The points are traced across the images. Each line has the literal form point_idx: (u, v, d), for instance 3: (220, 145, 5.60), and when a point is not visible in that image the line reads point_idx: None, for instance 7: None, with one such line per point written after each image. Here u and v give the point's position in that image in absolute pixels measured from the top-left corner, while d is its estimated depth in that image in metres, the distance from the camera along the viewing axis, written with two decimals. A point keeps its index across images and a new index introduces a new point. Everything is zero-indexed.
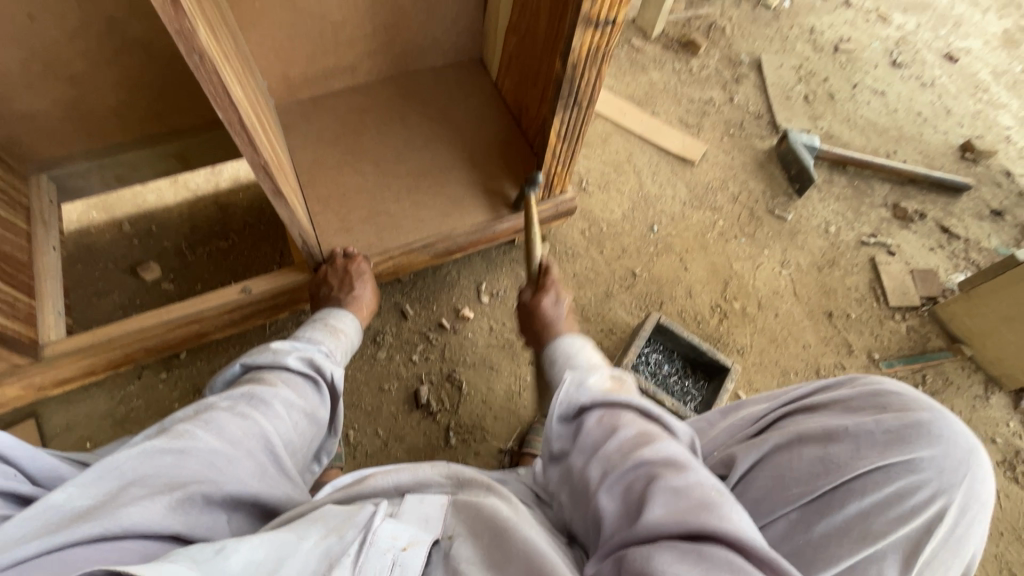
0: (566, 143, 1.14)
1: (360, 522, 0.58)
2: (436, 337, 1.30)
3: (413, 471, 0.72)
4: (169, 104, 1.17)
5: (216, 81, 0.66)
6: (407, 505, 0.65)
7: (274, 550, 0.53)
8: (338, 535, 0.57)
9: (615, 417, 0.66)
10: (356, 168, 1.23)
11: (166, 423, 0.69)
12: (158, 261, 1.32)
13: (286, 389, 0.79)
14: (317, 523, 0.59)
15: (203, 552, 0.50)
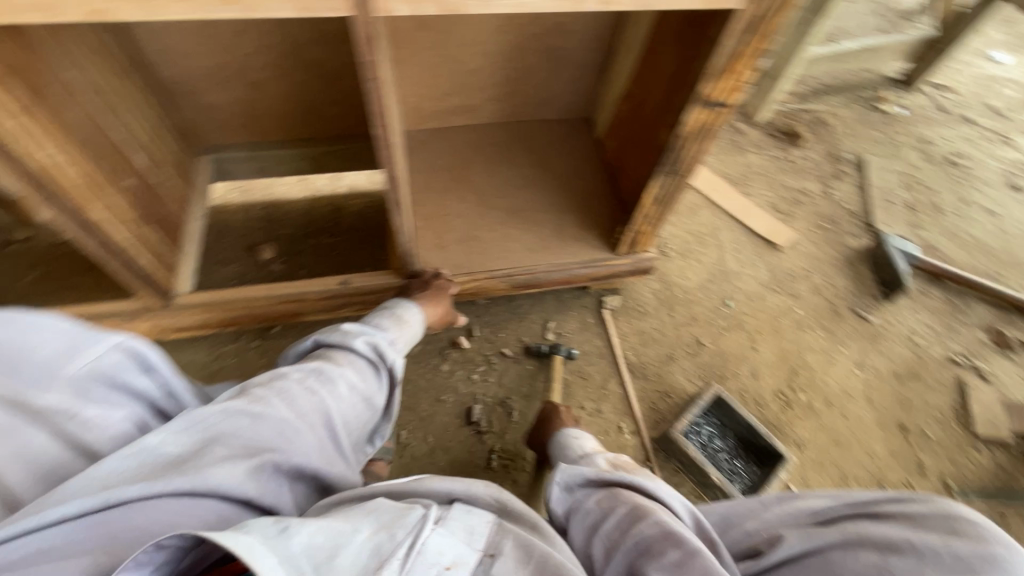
0: (658, 207, 1.20)
1: (410, 523, 0.59)
2: (498, 362, 1.36)
3: (465, 483, 0.71)
4: (319, 115, 1.37)
5: (381, 105, 0.80)
6: (455, 512, 0.64)
7: (328, 538, 0.55)
8: (388, 533, 0.57)
9: (610, 495, 0.76)
10: (460, 195, 1.36)
11: (244, 386, 0.74)
12: (274, 244, 1.49)
13: (349, 371, 0.82)
14: (370, 515, 0.60)
15: (271, 528, 0.54)
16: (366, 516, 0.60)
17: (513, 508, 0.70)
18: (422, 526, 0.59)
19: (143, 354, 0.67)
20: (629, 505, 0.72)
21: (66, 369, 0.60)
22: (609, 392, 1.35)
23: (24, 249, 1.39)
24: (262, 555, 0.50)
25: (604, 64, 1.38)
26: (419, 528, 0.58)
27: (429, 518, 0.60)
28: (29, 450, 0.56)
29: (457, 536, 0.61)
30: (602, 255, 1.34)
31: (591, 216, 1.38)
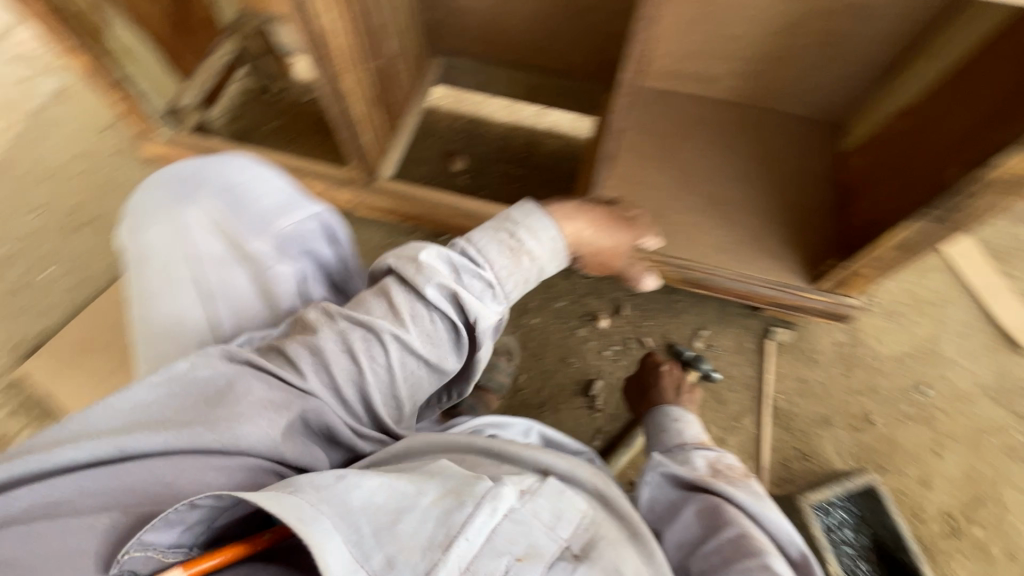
0: (898, 255, 0.99)
1: (480, 493, 0.56)
2: (635, 348, 1.29)
3: (563, 459, 0.66)
4: (554, 44, 1.34)
5: None
6: (547, 488, 0.61)
7: (390, 500, 0.55)
8: (455, 499, 0.55)
9: (715, 517, 0.65)
10: (662, 167, 1.26)
11: (296, 324, 0.70)
12: (467, 158, 1.54)
13: (399, 333, 0.67)
14: (435, 478, 0.59)
15: (327, 478, 0.56)
16: (432, 478, 0.58)
17: (613, 500, 0.64)
18: (499, 500, 0.56)
19: (330, 229, 0.77)
20: (732, 529, 0.63)
21: (276, 221, 0.71)
22: (740, 427, 1.22)
23: (274, 97, 1.59)
24: (315, 515, 0.52)
25: (891, 68, 1.15)
26: (490, 503, 0.55)
27: (504, 494, 0.57)
28: (232, 280, 0.72)
29: (538, 518, 0.57)
30: (796, 282, 1.16)
31: (799, 236, 1.20)
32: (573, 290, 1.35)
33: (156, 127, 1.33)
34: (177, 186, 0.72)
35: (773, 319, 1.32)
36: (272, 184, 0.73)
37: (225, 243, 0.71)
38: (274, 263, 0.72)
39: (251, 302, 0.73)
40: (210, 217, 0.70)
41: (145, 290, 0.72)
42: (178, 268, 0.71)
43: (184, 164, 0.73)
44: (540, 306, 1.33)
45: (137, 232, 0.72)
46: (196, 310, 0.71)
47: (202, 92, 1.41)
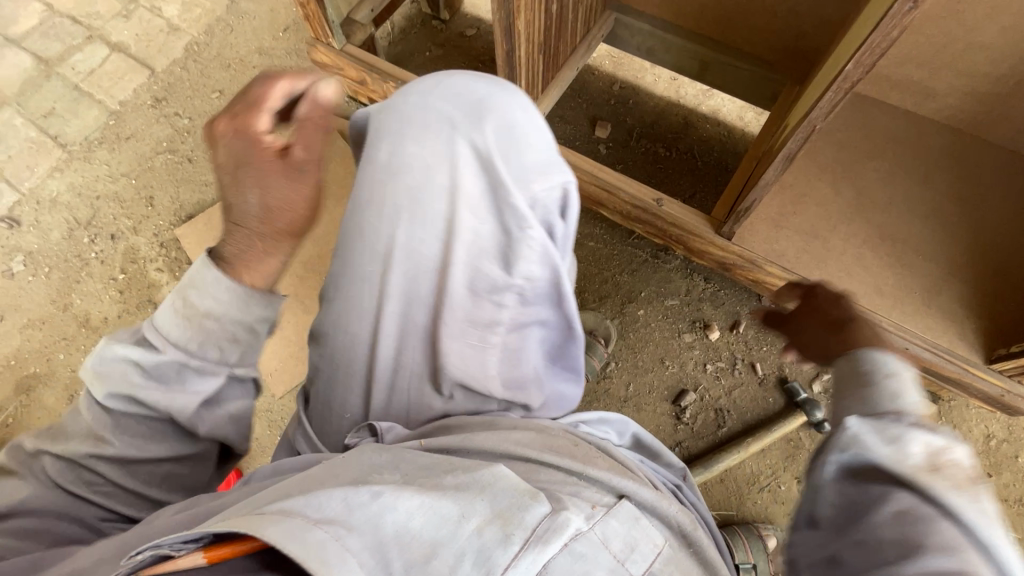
0: None
1: (529, 525, 0.47)
2: (742, 370, 1.18)
3: (646, 489, 0.59)
4: (746, 20, 1.19)
5: (886, 39, 0.59)
6: (621, 514, 0.54)
7: (427, 526, 0.46)
8: (503, 531, 0.47)
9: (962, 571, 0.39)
10: (836, 183, 1.09)
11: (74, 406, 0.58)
12: (612, 126, 1.44)
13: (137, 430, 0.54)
14: (483, 495, 0.50)
15: (360, 495, 0.47)
16: (473, 495, 0.49)
17: (698, 545, 0.59)
18: (555, 531, 0.48)
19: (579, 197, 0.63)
20: (950, 560, 0.39)
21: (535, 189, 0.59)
22: None
23: (438, 28, 1.60)
24: (345, 555, 0.41)
25: None
26: (540, 538, 0.47)
27: (560, 525, 0.49)
28: (478, 224, 0.60)
29: (604, 544, 0.50)
30: (965, 353, 0.98)
31: (988, 301, 1.00)
32: (689, 292, 1.25)
33: (328, 37, 1.32)
34: (458, 102, 0.62)
35: None
36: (546, 134, 0.64)
37: (485, 180, 0.60)
38: (531, 220, 0.59)
39: (488, 257, 0.61)
40: (483, 147, 0.60)
41: (379, 206, 0.61)
42: (414, 199, 0.60)
43: (466, 80, 0.63)
44: (650, 299, 1.25)
45: (393, 139, 0.62)
46: (432, 247, 0.61)
47: (372, 12, 1.39)
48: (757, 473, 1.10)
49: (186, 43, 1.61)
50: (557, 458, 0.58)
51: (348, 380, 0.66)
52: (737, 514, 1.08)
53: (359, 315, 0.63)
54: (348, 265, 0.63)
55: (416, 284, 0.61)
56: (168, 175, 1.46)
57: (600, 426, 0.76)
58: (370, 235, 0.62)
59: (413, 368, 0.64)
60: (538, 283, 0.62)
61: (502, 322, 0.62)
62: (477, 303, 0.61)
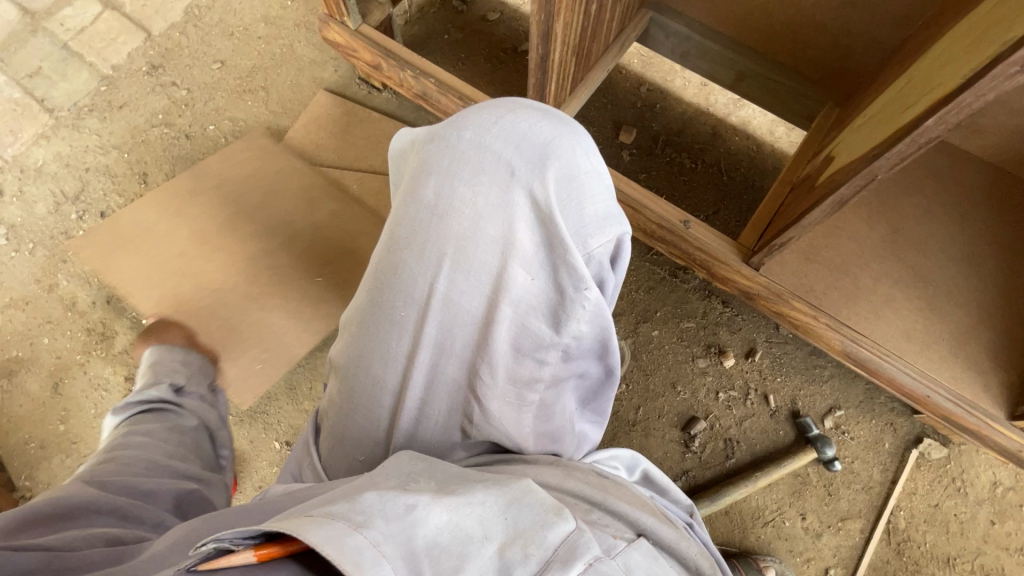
0: None
1: (548, 544, 0.45)
2: (754, 401, 1.15)
3: (667, 528, 0.57)
4: (792, 32, 1.12)
5: (979, 100, 0.54)
6: (641, 549, 0.52)
7: (454, 540, 0.45)
8: (522, 549, 0.44)
9: None
10: (871, 218, 1.04)
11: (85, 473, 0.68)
12: (637, 131, 1.37)
13: (137, 435, 0.78)
14: (515, 504, 0.48)
15: (396, 506, 0.45)
16: (498, 510, 0.47)
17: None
18: (575, 550, 0.45)
19: (626, 255, 0.64)
20: None
21: (596, 247, 0.60)
22: (843, 530, 1.07)
23: (459, 9, 1.50)
24: (379, 561, 0.40)
25: None
26: (560, 559, 0.44)
27: (580, 548, 0.45)
28: (531, 281, 0.58)
29: (628, 573, 0.48)
30: (987, 407, 0.95)
31: (1018, 353, 0.97)
32: (706, 315, 1.21)
33: (344, 15, 1.22)
34: (518, 148, 0.59)
35: (927, 428, 1.13)
36: (606, 189, 0.62)
37: (541, 236, 0.58)
38: (589, 280, 0.57)
39: (536, 315, 0.59)
40: (544, 202, 0.58)
41: (427, 249, 0.59)
42: (466, 249, 0.58)
43: (529, 123, 0.61)
44: (665, 320, 1.21)
45: (447, 179, 0.60)
46: (476, 298, 0.59)
47: None
48: (762, 507, 1.09)
49: (187, 6, 1.50)
50: (579, 487, 0.58)
51: (371, 419, 0.63)
52: (739, 549, 1.06)
53: (391, 358, 0.61)
54: (383, 305, 0.61)
55: (456, 332, 0.59)
56: (163, 150, 1.37)
57: (609, 463, 0.75)
58: (413, 276, 0.60)
59: (442, 416, 0.62)
60: (584, 341, 0.61)
61: (542, 378, 0.62)
62: (519, 360, 0.60)
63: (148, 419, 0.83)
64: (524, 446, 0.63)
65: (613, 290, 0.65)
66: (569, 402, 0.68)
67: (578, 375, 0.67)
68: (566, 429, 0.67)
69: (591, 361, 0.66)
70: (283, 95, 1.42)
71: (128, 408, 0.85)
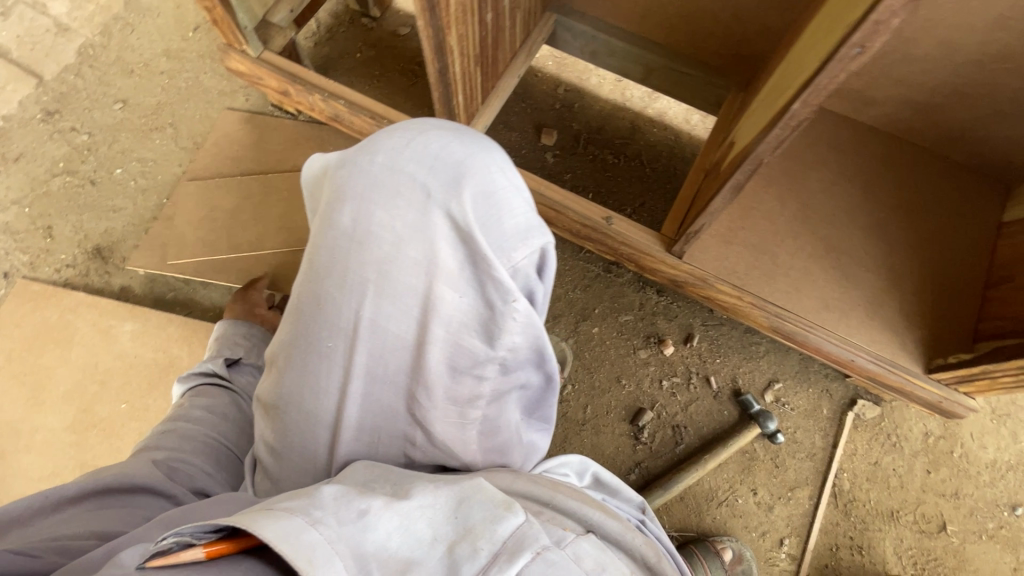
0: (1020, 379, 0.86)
1: (497, 537, 0.46)
2: (696, 384, 1.17)
3: (613, 521, 0.58)
4: (689, 24, 1.15)
5: (832, 82, 0.56)
6: (589, 541, 0.53)
7: (404, 544, 0.46)
8: (470, 545, 0.46)
9: None
10: (783, 196, 1.08)
11: (140, 450, 0.69)
12: (559, 133, 1.38)
13: (190, 413, 0.77)
14: (463, 503, 0.49)
15: (349, 510, 0.47)
16: (448, 511, 0.49)
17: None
18: (524, 542, 0.46)
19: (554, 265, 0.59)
20: None
21: (520, 258, 0.55)
22: (793, 499, 1.10)
23: (369, 26, 1.48)
24: (333, 556, 0.43)
25: None
26: (509, 551, 0.46)
27: (529, 540, 0.47)
28: (459, 299, 0.53)
29: (577, 562, 0.49)
30: (907, 365, 1.00)
31: (930, 310, 1.02)
32: (643, 306, 1.22)
33: (242, 43, 1.18)
34: (434, 167, 0.54)
35: (860, 390, 1.18)
36: (528, 204, 0.57)
37: (464, 253, 0.53)
38: (516, 292, 0.52)
39: (469, 332, 0.54)
40: (463, 220, 0.52)
41: (347, 277, 0.54)
42: (389, 277, 0.53)
43: (443, 142, 0.56)
44: (604, 316, 1.22)
45: (362, 203, 0.54)
46: (405, 322, 0.54)
47: (291, 13, 1.25)
48: (715, 488, 1.10)
49: (80, 46, 1.42)
50: (528, 488, 0.58)
51: (306, 461, 0.58)
52: (697, 533, 1.07)
53: (322, 391, 0.56)
54: (309, 336, 0.55)
55: (388, 361, 0.55)
56: (68, 200, 1.29)
57: (558, 471, 0.73)
58: (337, 306, 0.54)
59: (383, 442, 0.58)
60: (523, 354, 0.57)
61: (483, 395, 0.57)
62: (457, 379, 0.55)
63: (209, 391, 0.81)
64: (473, 464, 0.59)
65: (544, 299, 0.60)
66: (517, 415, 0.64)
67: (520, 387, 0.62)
68: (516, 442, 0.63)
69: (535, 374, 0.61)
70: (193, 129, 1.36)
71: (192, 378, 0.84)
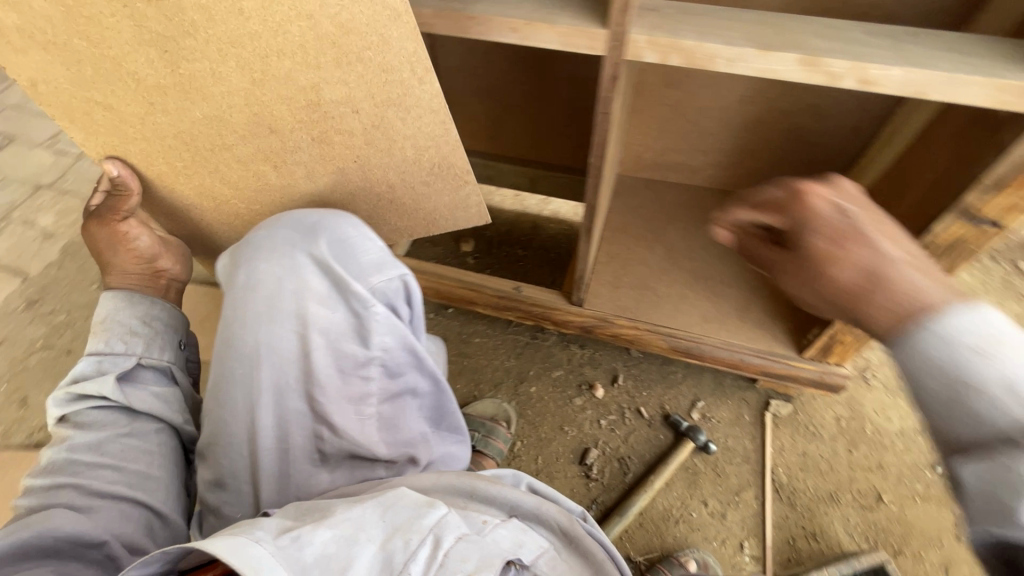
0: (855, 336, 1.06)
1: (426, 528, 0.54)
2: (631, 418, 1.30)
3: (529, 495, 0.68)
4: (549, 142, 1.52)
5: (605, 139, 0.84)
6: (510, 524, 0.62)
7: (341, 550, 0.52)
8: (403, 539, 0.53)
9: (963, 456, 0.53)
10: (649, 246, 1.36)
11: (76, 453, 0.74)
12: (476, 241, 1.67)
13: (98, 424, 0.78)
14: (386, 510, 0.57)
15: (283, 537, 0.52)
16: (376, 516, 0.56)
17: (579, 541, 0.65)
18: (447, 527, 0.55)
19: (416, 291, 0.77)
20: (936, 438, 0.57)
21: (372, 278, 0.75)
22: (741, 502, 1.19)
23: None
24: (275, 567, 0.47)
25: (852, 157, 1.28)
26: (434, 539, 0.53)
27: (450, 526, 0.55)
28: (331, 314, 0.72)
29: (497, 542, 0.58)
30: (784, 353, 1.19)
31: (787, 306, 1.25)
32: (570, 360, 1.39)
33: None
34: (297, 229, 0.77)
35: (770, 391, 1.33)
36: (378, 247, 0.79)
37: (329, 281, 0.74)
38: (372, 299, 0.72)
39: (346, 338, 0.72)
40: (320, 257, 0.74)
41: (247, 316, 0.73)
42: (279, 309, 0.72)
43: (304, 215, 0.80)
44: (538, 375, 1.38)
45: (250, 265, 0.75)
46: (292, 339, 0.71)
47: None
48: (669, 507, 1.18)
49: (62, 245, 1.63)
50: (451, 485, 0.68)
51: (238, 477, 0.70)
52: (661, 553, 1.13)
53: (239, 412, 0.70)
54: (225, 370, 0.72)
55: (286, 372, 0.70)
56: (45, 373, 1.40)
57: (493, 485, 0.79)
58: (241, 339, 0.72)
59: (298, 447, 0.70)
60: (395, 352, 0.73)
61: (373, 392, 0.72)
62: (347, 378, 0.71)
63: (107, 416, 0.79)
64: (378, 453, 0.72)
65: (412, 318, 0.79)
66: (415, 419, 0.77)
67: (411, 391, 0.77)
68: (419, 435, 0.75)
69: (416, 373, 0.76)
70: None
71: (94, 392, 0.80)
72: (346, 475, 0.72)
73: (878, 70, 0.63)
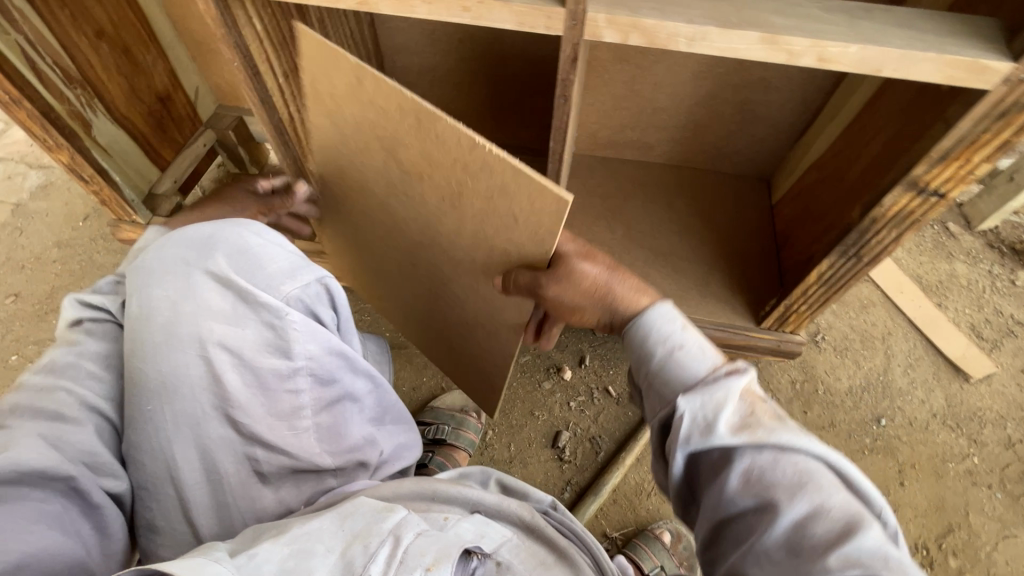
0: (809, 306, 1.10)
1: (385, 532, 0.56)
2: (599, 398, 1.31)
3: (489, 494, 0.71)
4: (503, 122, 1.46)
5: (565, 121, 0.80)
6: (473, 518, 0.66)
7: (299, 563, 0.52)
8: (362, 545, 0.55)
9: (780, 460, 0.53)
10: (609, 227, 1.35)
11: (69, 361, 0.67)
12: None
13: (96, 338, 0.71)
14: (345, 518, 0.58)
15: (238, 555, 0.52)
16: (334, 526, 0.57)
17: (541, 530, 0.68)
18: (405, 526, 0.57)
19: (337, 290, 0.75)
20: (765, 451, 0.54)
21: (284, 286, 0.71)
22: None
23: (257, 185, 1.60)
24: None
25: (801, 129, 1.30)
26: (392, 540, 0.55)
27: (408, 525, 0.58)
28: (243, 330, 0.67)
29: (460, 538, 0.60)
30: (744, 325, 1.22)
31: (744, 280, 1.28)
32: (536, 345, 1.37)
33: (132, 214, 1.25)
34: (190, 246, 0.72)
35: None
36: (284, 252, 0.75)
37: (233, 296, 0.69)
38: (284, 308, 0.68)
39: (263, 352, 0.67)
40: (219, 272, 0.69)
41: (145, 346, 0.66)
42: (180, 333, 0.66)
43: (196, 229, 0.74)
44: None
45: (143, 293, 0.69)
46: (198, 363, 0.65)
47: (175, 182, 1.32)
48: (641, 482, 1.21)
49: None
50: (410, 489, 0.69)
51: (169, 515, 0.65)
52: (635, 527, 1.17)
53: (151, 449, 0.64)
54: (128, 406, 0.65)
55: (198, 401, 0.65)
56: None
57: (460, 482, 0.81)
58: (141, 373, 0.65)
59: (232, 473, 0.66)
60: (321, 358, 0.70)
61: (305, 403, 0.69)
62: (270, 395, 0.67)
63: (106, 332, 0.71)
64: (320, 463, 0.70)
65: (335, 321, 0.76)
66: (354, 422, 0.75)
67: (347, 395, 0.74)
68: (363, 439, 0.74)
69: (348, 375, 0.73)
70: None
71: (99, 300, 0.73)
72: (292, 490, 0.70)
73: (836, 48, 0.63)
